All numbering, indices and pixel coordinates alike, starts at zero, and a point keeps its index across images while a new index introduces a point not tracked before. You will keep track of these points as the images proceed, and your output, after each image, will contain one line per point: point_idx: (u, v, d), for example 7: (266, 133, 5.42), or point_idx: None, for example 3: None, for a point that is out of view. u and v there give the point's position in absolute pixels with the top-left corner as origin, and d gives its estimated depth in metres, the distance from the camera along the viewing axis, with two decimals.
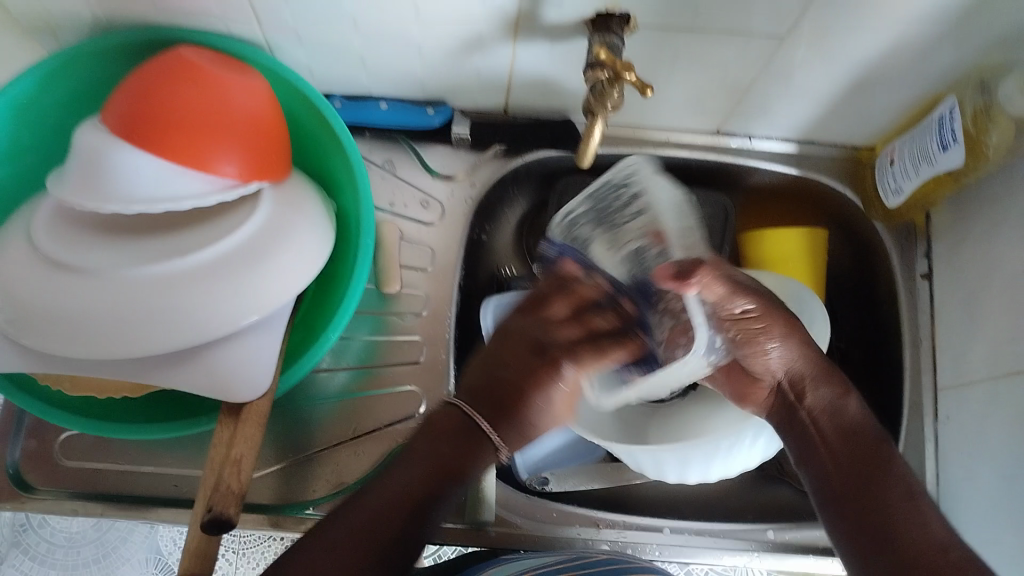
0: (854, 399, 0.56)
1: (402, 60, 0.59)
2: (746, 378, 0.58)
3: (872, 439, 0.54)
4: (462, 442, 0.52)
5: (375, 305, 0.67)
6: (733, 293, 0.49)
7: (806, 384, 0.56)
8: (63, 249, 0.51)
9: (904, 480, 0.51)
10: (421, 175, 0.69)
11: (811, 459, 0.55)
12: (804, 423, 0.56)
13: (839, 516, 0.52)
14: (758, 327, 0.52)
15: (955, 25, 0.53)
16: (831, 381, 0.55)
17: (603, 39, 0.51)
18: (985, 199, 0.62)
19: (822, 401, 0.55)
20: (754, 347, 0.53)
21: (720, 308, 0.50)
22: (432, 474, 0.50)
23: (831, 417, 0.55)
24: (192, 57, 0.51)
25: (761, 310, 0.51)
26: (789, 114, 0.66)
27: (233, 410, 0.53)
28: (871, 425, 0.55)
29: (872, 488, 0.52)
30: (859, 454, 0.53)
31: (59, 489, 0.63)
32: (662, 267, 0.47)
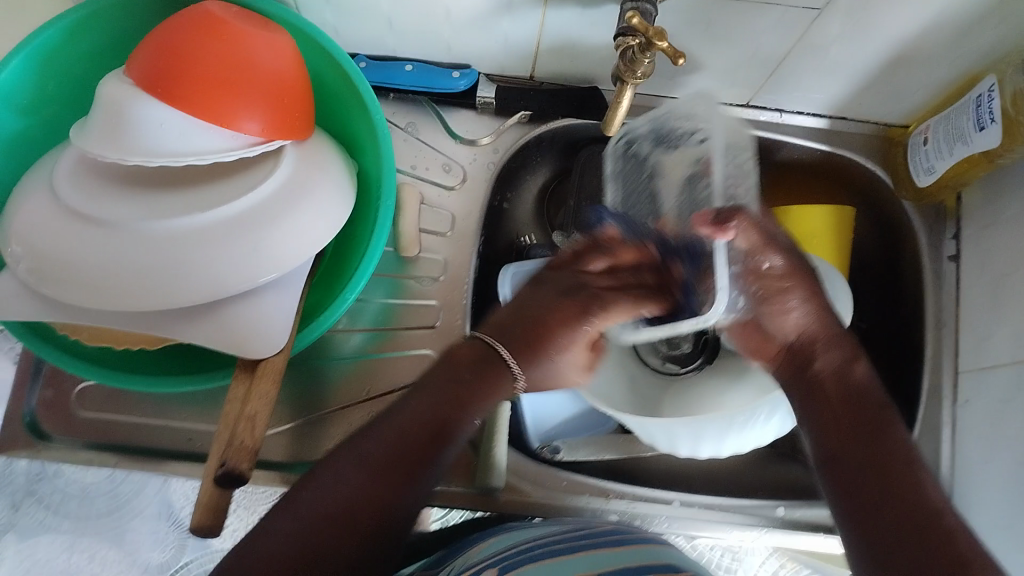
0: (862, 363, 0.54)
1: (429, 21, 0.58)
2: (758, 335, 0.56)
3: (876, 401, 0.52)
4: (473, 385, 0.50)
5: (393, 269, 0.66)
6: (767, 246, 0.52)
7: (816, 347, 0.54)
8: (83, 200, 0.51)
9: (906, 446, 0.50)
10: (444, 139, 0.68)
11: (814, 413, 0.53)
12: (814, 383, 0.54)
13: (836, 477, 0.51)
14: (782, 285, 0.53)
15: (1000, 2, 0.52)
16: (841, 345, 0.54)
17: (637, 5, 0.50)
18: (1021, 182, 0.61)
19: (832, 365, 0.54)
20: (775, 304, 0.54)
21: (747, 259, 0.52)
22: (431, 416, 0.48)
23: (837, 378, 0.54)
24: (217, 12, 0.51)
25: (788, 273, 0.53)
26: (821, 88, 0.64)
27: (247, 365, 0.52)
28: (876, 392, 0.53)
29: (877, 451, 0.50)
30: (861, 415, 0.51)
31: (75, 439, 0.64)
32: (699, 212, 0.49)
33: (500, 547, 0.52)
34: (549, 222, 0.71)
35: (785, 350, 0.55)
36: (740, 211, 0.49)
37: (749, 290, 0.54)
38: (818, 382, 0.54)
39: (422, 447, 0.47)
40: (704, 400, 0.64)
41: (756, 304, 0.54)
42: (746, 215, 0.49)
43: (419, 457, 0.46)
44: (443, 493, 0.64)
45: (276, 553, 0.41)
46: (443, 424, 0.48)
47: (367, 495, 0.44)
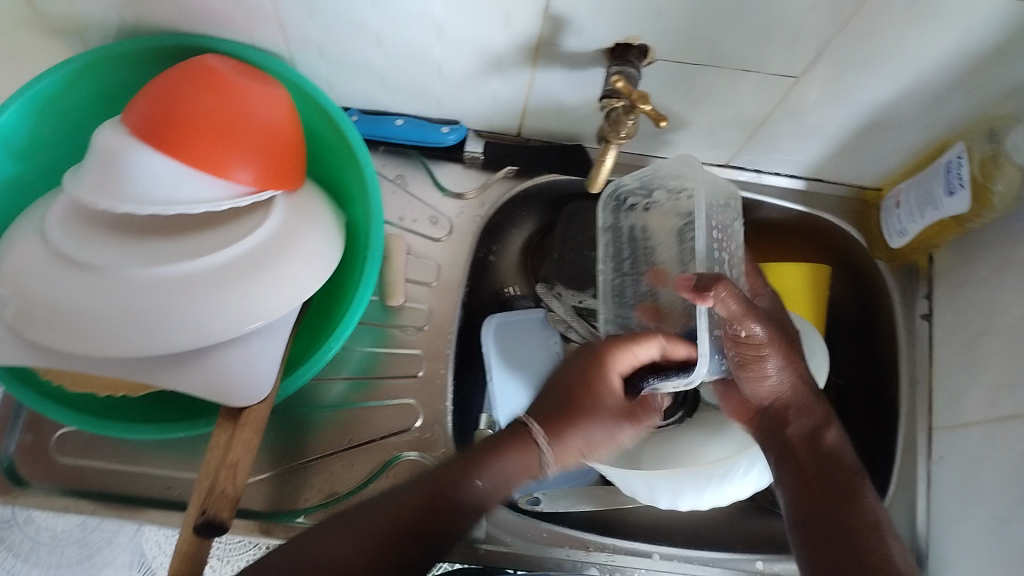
0: (834, 429, 0.57)
1: (420, 78, 0.60)
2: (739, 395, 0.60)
3: (847, 466, 0.56)
4: (507, 453, 0.48)
5: (379, 317, 0.67)
6: (748, 314, 0.51)
7: (789, 413, 0.57)
8: (72, 244, 0.51)
9: (872, 510, 0.53)
10: (431, 192, 0.69)
11: (784, 470, 0.56)
12: (785, 445, 0.57)
13: (809, 535, 0.53)
14: (761, 354, 0.54)
15: (965, 75, 0.54)
16: (814, 412, 0.57)
17: (622, 70, 0.52)
18: (988, 246, 0.63)
19: (804, 429, 0.57)
20: (754, 369, 0.55)
21: (728, 326, 0.52)
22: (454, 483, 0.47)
23: (808, 443, 0.57)
24: (215, 65, 0.52)
25: (766, 339, 0.53)
26: (797, 151, 0.67)
27: (232, 414, 0.53)
28: (847, 459, 0.56)
29: (842, 512, 0.53)
30: (829, 479, 0.55)
31: (51, 486, 0.63)
32: (682, 278, 0.50)
33: None
34: (533, 272, 0.72)
35: (759, 412, 0.58)
36: (723, 278, 0.49)
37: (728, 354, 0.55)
38: (789, 445, 0.56)
39: (444, 518, 0.45)
40: (687, 454, 0.64)
41: (734, 365, 0.55)
42: (729, 285, 0.48)
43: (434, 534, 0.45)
44: None
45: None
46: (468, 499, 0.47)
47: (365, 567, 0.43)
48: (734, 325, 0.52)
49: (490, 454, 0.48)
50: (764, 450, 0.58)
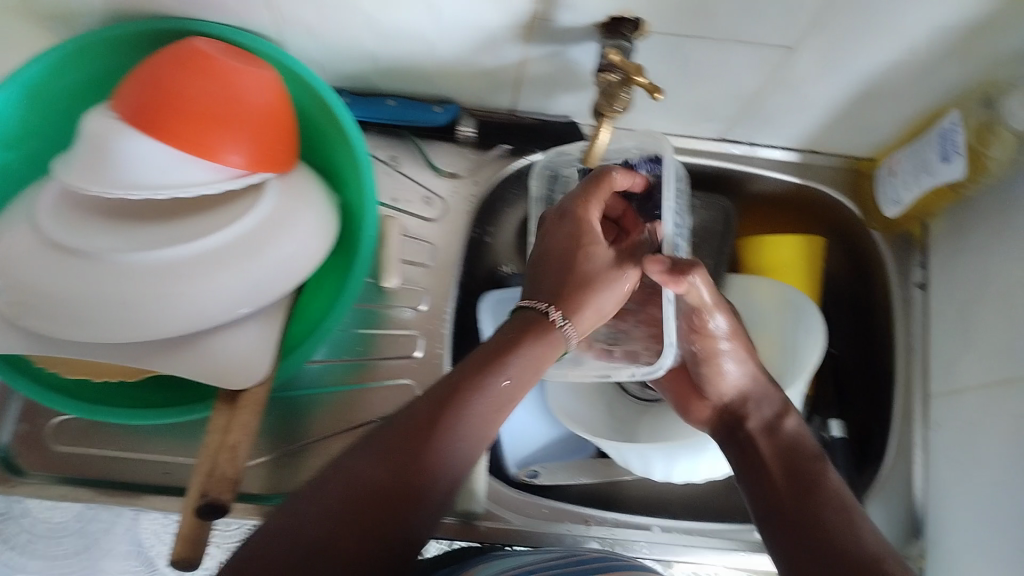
0: (794, 418, 0.60)
1: (409, 56, 0.59)
2: (693, 391, 0.63)
3: (808, 454, 0.57)
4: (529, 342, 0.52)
5: (371, 299, 0.66)
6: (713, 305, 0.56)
7: (748, 405, 0.60)
8: (61, 231, 0.50)
9: (837, 495, 0.54)
10: (424, 172, 0.69)
11: (750, 470, 0.58)
12: (748, 443, 0.59)
13: (776, 526, 0.54)
14: (724, 344, 0.58)
15: (961, 42, 0.54)
16: (773, 402, 0.60)
17: (616, 43, 0.52)
18: (983, 215, 0.63)
19: (761, 421, 0.60)
20: (713, 361, 0.59)
21: (694, 315, 0.56)
22: (437, 407, 0.48)
23: (769, 436, 0.59)
24: (203, 47, 0.51)
25: (730, 333, 0.58)
26: (791, 123, 0.66)
27: (229, 395, 0.52)
28: (807, 446, 0.58)
29: (808, 500, 0.54)
30: (795, 473, 0.56)
31: (48, 473, 0.63)
32: (653, 256, 0.51)
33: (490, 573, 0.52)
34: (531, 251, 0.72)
35: (718, 412, 0.61)
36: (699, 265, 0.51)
37: (690, 347, 0.59)
38: (749, 442, 0.59)
39: (418, 457, 0.46)
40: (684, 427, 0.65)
41: (697, 362, 0.60)
42: (703, 270, 0.51)
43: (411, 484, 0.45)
44: None
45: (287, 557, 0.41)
46: (452, 412, 0.48)
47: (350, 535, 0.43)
48: (699, 313, 0.56)
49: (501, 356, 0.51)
50: (728, 451, 0.60)
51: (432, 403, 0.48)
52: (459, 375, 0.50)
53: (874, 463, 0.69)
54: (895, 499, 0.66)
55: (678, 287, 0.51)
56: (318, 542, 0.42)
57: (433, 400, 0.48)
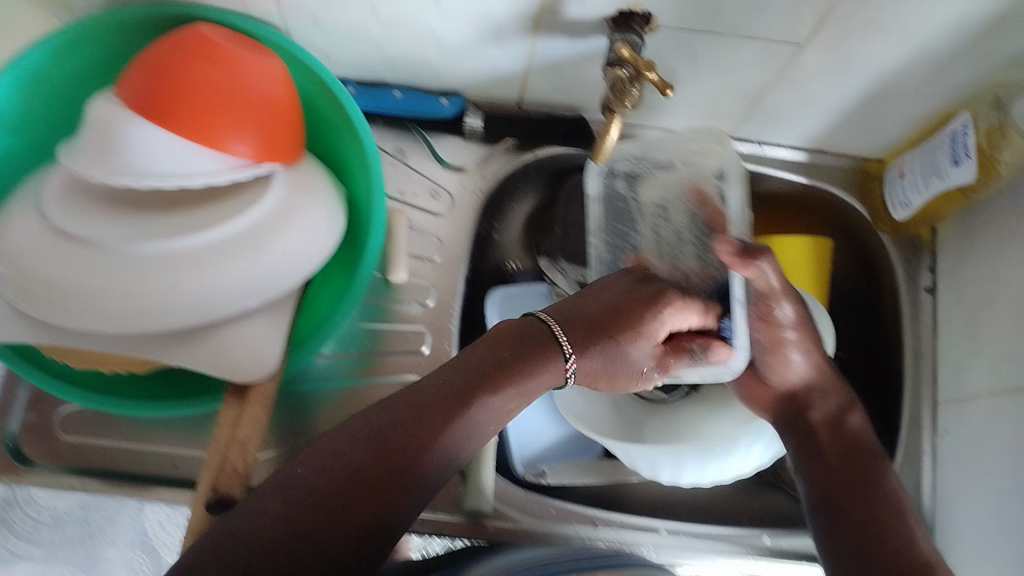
0: (858, 414, 0.60)
1: (419, 49, 0.59)
2: (758, 381, 0.59)
3: (869, 452, 0.57)
4: (535, 346, 0.48)
5: (380, 294, 0.66)
6: (782, 291, 0.54)
7: (814, 396, 0.59)
8: (70, 220, 0.51)
9: (896, 497, 0.55)
10: (431, 165, 0.69)
11: (809, 460, 0.58)
12: (808, 430, 0.58)
13: (827, 519, 0.55)
14: (788, 335, 0.56)
15: (972, 41, 0.54)
16: (838, 395, 0.59)
17: (625, 37, 0.51)
18: (994, 217, 0.63)
19: (827, 413, 0.59)
20: (779, 353, 0.57)
21: (761, 303, 0.54)
22: (447, 400, 0.44)
23: (832, 427, 0.59)
24: (210, 35, 0.51)
25: (793, 322, 0.55)
26: (800, 121, 0.66)
27: (238, 390, 0.52)
28: (868, 442, 0.58)
29: (866, 494, 0.55)
30: (851, 463, 0.57)
31: (57, 464, 0.63)
32: (721, 236, 0.50)
33: (495, 567, 0.53)
34: (536, 247, 0.73)
35: (783, 399, 0.59)
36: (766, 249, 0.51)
37: (757, 338, 0.56)
38: (812, 431, 0.58)
39: (409, 459, 0.42)
40: (691, 430, 0.64)
41: (763, 352, 0.57)
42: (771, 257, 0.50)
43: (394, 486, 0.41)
44: (429, 522, 0.63)
45: (271, 521, 0.38)
46: (458, 403, 0.44)
47: (318, 534, 0.38)
48: (767, 301, 0.54)
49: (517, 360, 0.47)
50: (787, 439, 0.59)
51: (441, 388, 0.45)
52: (471, 359, 0.47)
53: None
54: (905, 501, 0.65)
55: (746, 270, 0.50)
56: (275, 533, 0.38)
57: (449, 383, 0.45)
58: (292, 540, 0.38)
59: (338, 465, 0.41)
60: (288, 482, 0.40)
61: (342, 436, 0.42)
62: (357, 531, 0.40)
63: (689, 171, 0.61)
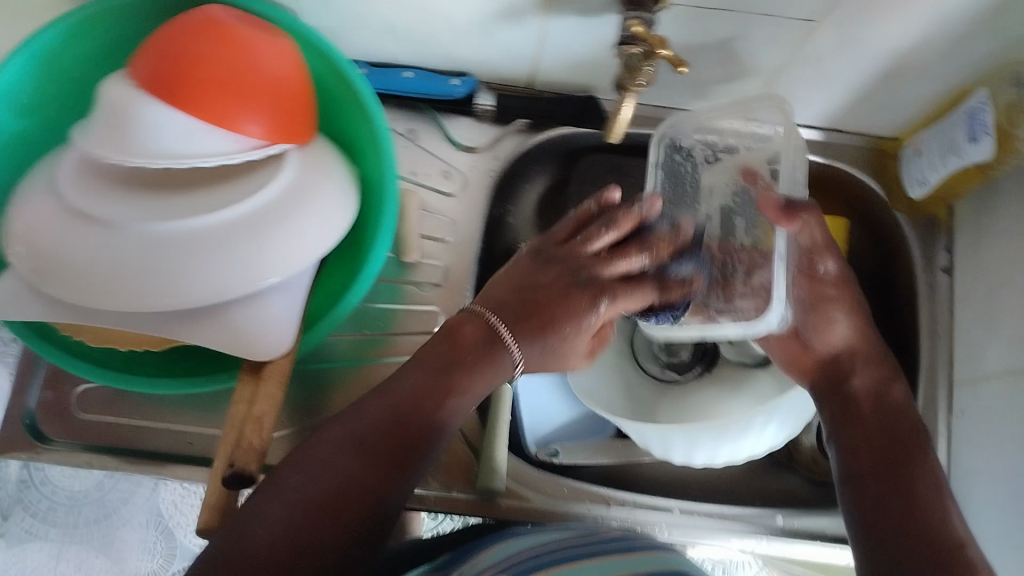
0: (900, 386, 0.57)
1: (431, 30, 0.59)
2: (798, 344, 0.59)
3: (909, 424, 0.55)
4: (468, 361, 0.51)
5: (393, 273, 0.67)
6: (825, 247, 0.57)
7: (857, 362, 0.58)
8: (81, 196, 0.51)
9: (934, 470, 0.52)
10: (443, 145, 0.69)
11: (845, 430, 0.56)
12: (848, 399, 0.57)
13: (858, 490, 0.53)
14: (830, 292, 0.59)
15: (992, 15, 0.53)
16: (880, 365, 0.58)
17: (637, 16, 0.51)
18: (1012, 196, 0.62)
19: (869, 383, 0.57)
20: (821, 314, 0.58)
21: (805, 258, 0.58)
22: (407, 408, 0.49)
23: (873, 397, 0.56)
24: (220, 16, 0.52)
25: (836, 281, 0.59)
26: (814, 100, 0.65)
27: (252, 368, 0.52)
28: (909, 416, 0.55)
29: (902, 467, 0.52)
30: (888, 435, 0.54)
31: (74, 441, 0.64)
32: (766, 198, 0.55)
33: (509, 550, 0.52)
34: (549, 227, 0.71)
35: (824, 361, 0.59)
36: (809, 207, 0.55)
37: (800, 295, 0.59)
38: (852, 400, 0.57)
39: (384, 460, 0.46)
40: (705, 409, 0.65)
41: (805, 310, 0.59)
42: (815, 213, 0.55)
43: (376, 489, 0.46)
44: (444, 500, 0.64)
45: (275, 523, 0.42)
46: (433, 400, 0.49)
47: (312, 534, 0.43)
48: (813, 256, 0.58)
49: (454, 369, 0.51)
50: (825, 408, 0.58)
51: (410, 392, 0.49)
52: (420, 359, 0.52)
53: None
54: None
55: (789, 225, 0.54)
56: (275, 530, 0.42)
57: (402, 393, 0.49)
58: (299, 548, 0.42)
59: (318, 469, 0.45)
60: (284, 486, 0.44)
61: (327, 437, 0.47)
62: (343, 532, 0.44)
63: (752, 154, 0.60)
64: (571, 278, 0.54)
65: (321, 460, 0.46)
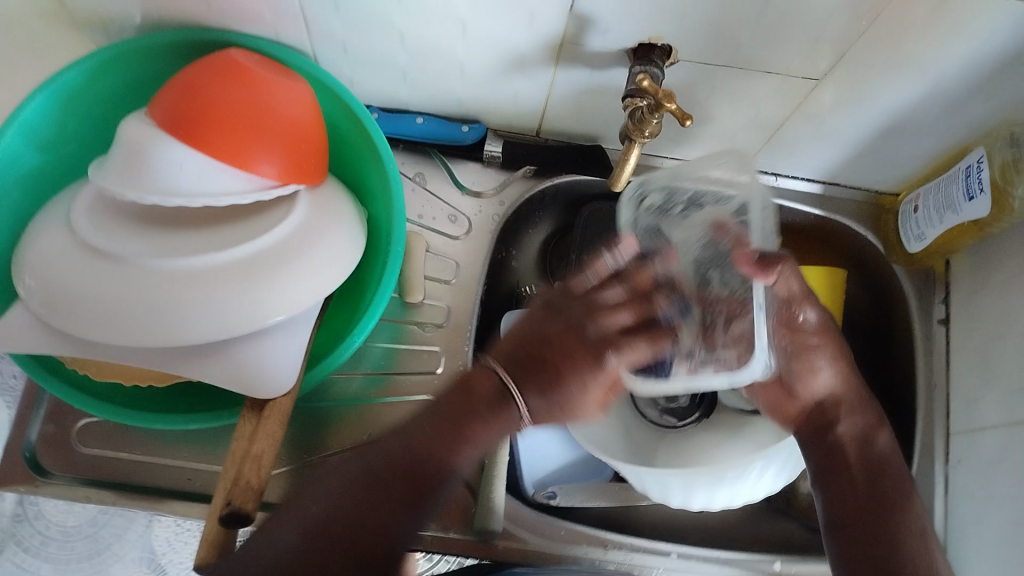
0: (885, 433, 0.58)
1: (442, 78, 0.61)
2: (783, 394, 0.58)
3: (896, 472, 0.56)
4: (485, 414, 0.50)
5: (396, 314, 0.67)
6: (804, 296, 0.56)
7: (841, 410, 0.58)
8: (96, 234, 0.52)
9: (919, 520, 0.54)
10: (450, 189, 0.70)
11: (830, 474, 0.57)
12: (834, 445, 0.57)
13: (847, 536, 0.54)
14: (813, 342, 0.57)
15: (988, 78, 0.54)
16: (866, 412, 0.58)
17: (645, 69, 0.52)
18: (1007, 252, 0.63)
19: (853, 429, 0.57)
20: (805, 362, 0.57)
21: (784, 309, 0.55)
22: (418, 453, 0.48)
23: (859, 443, 0.57)
24: (240, 58, 0.53)
25: (818, 328, 0.57)
26: (815, 154, 0.67)
27: (257, 404, 0.53)
28: (896, 465, 0.56)
29: (886, 516, 0.54)
30: (874, 483, 0.55)
31: (71, 475, 0.64)
32: (740, 250, 0.52)
33: None
34: (551, 272, 0.73)
35: (807, 409, 0.58)
36: (785, 260, 0.52)
37: (781, 343, 0.56)
38: (839, 446, 0.57)
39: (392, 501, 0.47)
40: (704, 453, 0.64)
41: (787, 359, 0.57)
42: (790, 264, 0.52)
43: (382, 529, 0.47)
44: (439, 540, 0.64)
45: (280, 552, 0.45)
46: (447, 447, 0.49)
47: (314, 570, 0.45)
48: (790, 308, 0.55)
49: (470, 420, 0.49)
50: (808, 453, 0.58)
51: (424, 435, 0.49)
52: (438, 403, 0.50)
53: None
54: None
55: (765, 278, 0.51)
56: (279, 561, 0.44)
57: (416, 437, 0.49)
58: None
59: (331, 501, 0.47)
60: (302, 514, 0.46)
61: (341, 473, 0.48)
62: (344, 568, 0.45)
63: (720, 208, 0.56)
64: (574, 334, 0.50)
65: (332, 495, 0.47)
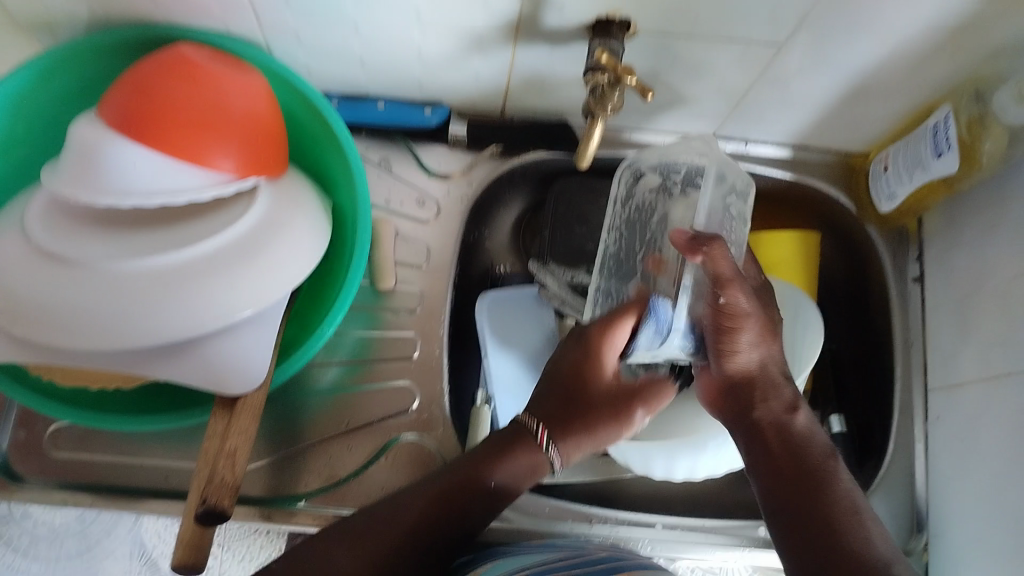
0: (805, 414, 0.53)
1: (400, 61, 0.59)
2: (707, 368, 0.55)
3: (820, 452, 0.51)
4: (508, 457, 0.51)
5: (369, 301, 0.67)
6: (732, 278, 0.52)
7: (760, 393, 0.53)
8: (51, 238, 0.51)
9: (848, 496, 0.48)
10: (416, 173, 0.69)
11: (754, 460, 0.52)
12: (755, 429, 0.52)
13: (779, 525, 0.48)
14: (732, 325, 0.52)
15: (953, 35, 0.54)
16: (787, 392, 0.53)
17: (604, 43, 0.52)
18: (978, 208, 0.63)
19: (772, 414, 0.52)
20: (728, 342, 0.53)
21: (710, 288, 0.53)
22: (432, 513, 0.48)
23: (778, 425, 0.52)
24: (190, 53, 0.52)
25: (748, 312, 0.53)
26: (784, 119, 0.66)
27: (226, 403, 0.53)
28: (819, 444, 0.51)
29: (812, 497, 0.48)
30: (798, 466, 0.50)
31: (47, 479, 0.63)
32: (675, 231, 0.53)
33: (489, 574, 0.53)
34: (525, 248, 0.73)
35: (726, 390, 0.54)
36: (716, 240, 0.52)
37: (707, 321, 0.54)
38: (759, 428, 0.52)
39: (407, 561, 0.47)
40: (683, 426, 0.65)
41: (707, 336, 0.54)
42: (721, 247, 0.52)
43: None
44: None
45: None
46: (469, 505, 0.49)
47: None
48: (716, 288, 0.52)
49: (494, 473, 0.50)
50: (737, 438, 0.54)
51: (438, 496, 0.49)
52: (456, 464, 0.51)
53: (872, 459, 0.68)
54: (896, 492, 0.66)
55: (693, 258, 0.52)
56: None
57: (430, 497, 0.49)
58: None
59: (363, 549, 0.46)
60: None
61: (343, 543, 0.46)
62: None
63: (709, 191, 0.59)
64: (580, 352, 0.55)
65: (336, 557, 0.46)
